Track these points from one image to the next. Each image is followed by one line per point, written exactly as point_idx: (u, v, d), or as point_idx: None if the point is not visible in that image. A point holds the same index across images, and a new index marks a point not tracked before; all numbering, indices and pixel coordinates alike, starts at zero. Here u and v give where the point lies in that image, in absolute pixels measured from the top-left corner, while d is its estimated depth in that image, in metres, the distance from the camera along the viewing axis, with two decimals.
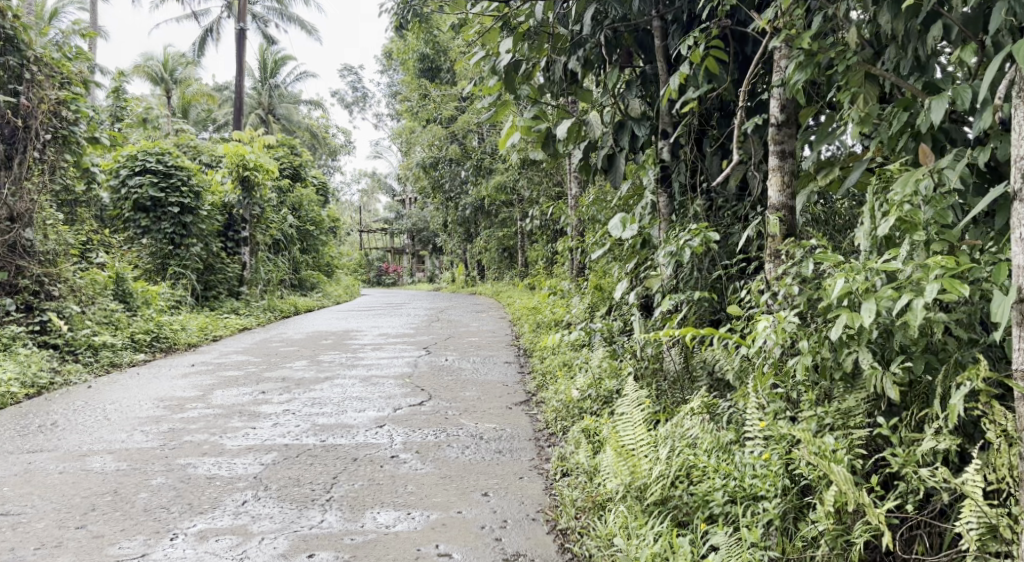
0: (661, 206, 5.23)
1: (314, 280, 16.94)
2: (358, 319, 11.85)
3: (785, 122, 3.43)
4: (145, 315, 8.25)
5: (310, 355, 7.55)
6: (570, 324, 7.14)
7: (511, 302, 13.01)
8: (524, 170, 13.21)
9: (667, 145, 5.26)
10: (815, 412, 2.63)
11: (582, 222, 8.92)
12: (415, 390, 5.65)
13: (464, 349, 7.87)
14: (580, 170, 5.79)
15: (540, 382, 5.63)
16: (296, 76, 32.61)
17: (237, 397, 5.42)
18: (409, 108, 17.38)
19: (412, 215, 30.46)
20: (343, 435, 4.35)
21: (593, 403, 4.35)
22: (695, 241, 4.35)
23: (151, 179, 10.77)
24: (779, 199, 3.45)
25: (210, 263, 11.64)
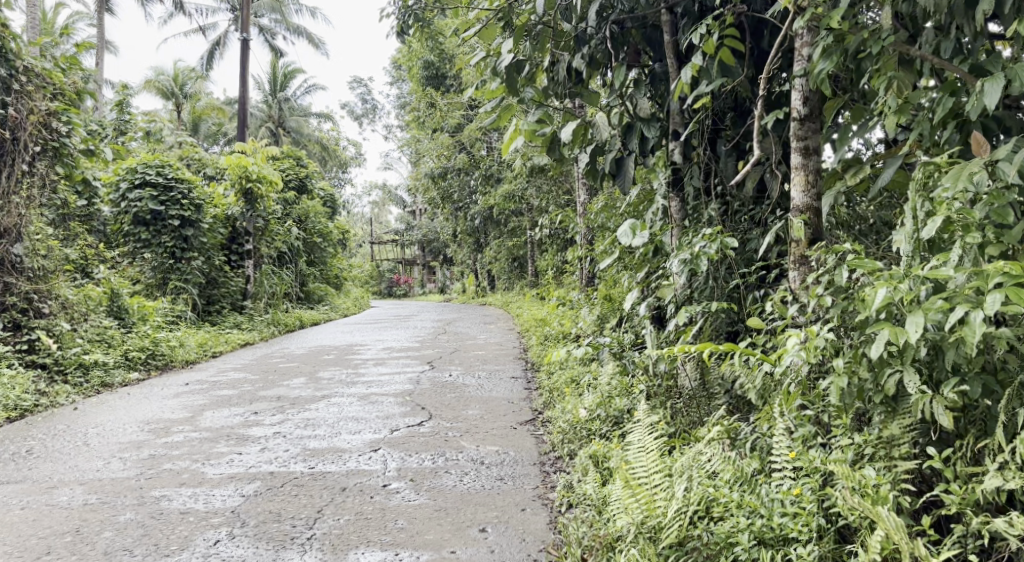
0: (674, 211, 4.96)
1: (321, 292, 16.70)
2: (364, 332, 11.57)
3: (808, 116, 3.11)
4: (141, 331, 8.02)
5: (309, 371, 7.27)
6: (578, 336, 6.82)
7: (521, 313, 12.70)
8: (533, 179, 12.92)
9: (679, 146, 4.98)
10: (852, 441, 2.31)
11: (591, 230, 8.61)
12: (415, 409, 5.35)
13: (469, 363, 7.57)
14: (587, 175, 5.51)
15: (546, 399, 5.32)
16: (305, 89, 32.55)
17: (228, 419, 5.15)
18: (417, 117, 17.15)
19: (422, 225, 30.23)
20: (334, 461, 4.06)
21: (603, 425, 4.04)
22: (711, 249, 4.06)
23: (150, 193, 10.56)
24: (803, 200, 3.13)
25: (213, 277, 11.42)
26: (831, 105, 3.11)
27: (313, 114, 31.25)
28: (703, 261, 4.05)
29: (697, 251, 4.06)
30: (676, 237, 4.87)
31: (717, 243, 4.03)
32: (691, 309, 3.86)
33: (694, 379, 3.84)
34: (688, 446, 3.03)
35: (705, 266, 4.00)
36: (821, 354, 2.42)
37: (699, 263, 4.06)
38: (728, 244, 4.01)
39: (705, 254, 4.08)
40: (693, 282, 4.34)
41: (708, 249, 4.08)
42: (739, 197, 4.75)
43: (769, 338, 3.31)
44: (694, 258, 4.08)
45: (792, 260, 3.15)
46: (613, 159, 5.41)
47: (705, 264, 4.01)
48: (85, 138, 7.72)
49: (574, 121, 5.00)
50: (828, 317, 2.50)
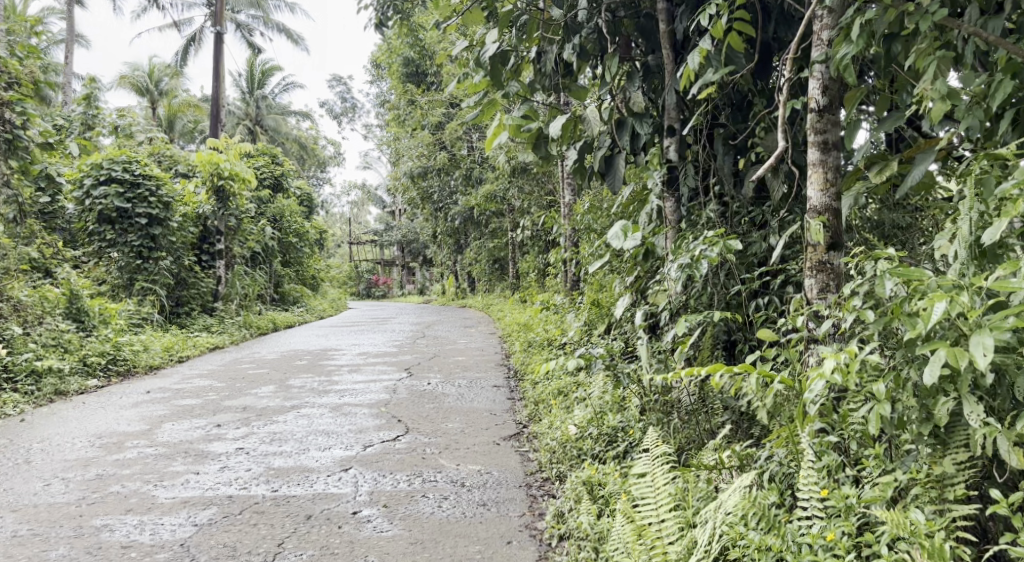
0: (670, 212, 4.66)
1: (296, 294, 16.25)
2: (340, 336, 11.16)
3: (828, 107, 2.81)
4: (102, 335, 7.57)
5: (280, 378, 6.89)
6: (563, 343, 6.52)
7: (503, 317, 12.36)
8: (515, 179, 12.60)
9: (673, 144, 4.67)
10: (896, 478, 2.05)
11: (576, 232, 8.32)
12: (390, 423, 5.00)
13: (449, 370, 7.24)
14: (575, 173, 5.22)
15: (532, 412, 5.01)
16: (284, 86, 31.99)
17: (188, 433, 4.75)
18: (396, 116, 16.75)
19: (402, 226, 29.75)
20: (299, 483, 3.71)
21: (595, 444, 3.72)
22: (716, 252, 3.73)
23: (116, 189, 10.09)
24: (821, 199, 2.82)
25: (182, 277, 10.96)
26: (853, 95, 2.81)
27: (290, 112, 30.71)
28: (705, 266, 3.73)
29: (699, 255, 3.74)
30: (672, 240, 4.57)
31: (720, 246, 3.71)
32: (692, 318, 3.54)
33: (693, 394, 3.55)
34: (697, 474, 2.73)
35: (707, 271, 3.69)
36: (856, 379, 2.14)
37: (700, 267, 3.73)
38: (734, 247, 3.69)
39: (707, 258, 3.75)
40: (692, 289, 4.03)
41: (711, 251, 3.76)
42: (738, 199, 4.46)
43: (782, 354, 3.01)
44: (695, 262, 3.76)
45: (808, 267, 2.85)
46: (603, 158, 5.08)
47: (707, 271, 3.68)
48: (44, 131, 7.30)
49: (563, 115, 4.76)
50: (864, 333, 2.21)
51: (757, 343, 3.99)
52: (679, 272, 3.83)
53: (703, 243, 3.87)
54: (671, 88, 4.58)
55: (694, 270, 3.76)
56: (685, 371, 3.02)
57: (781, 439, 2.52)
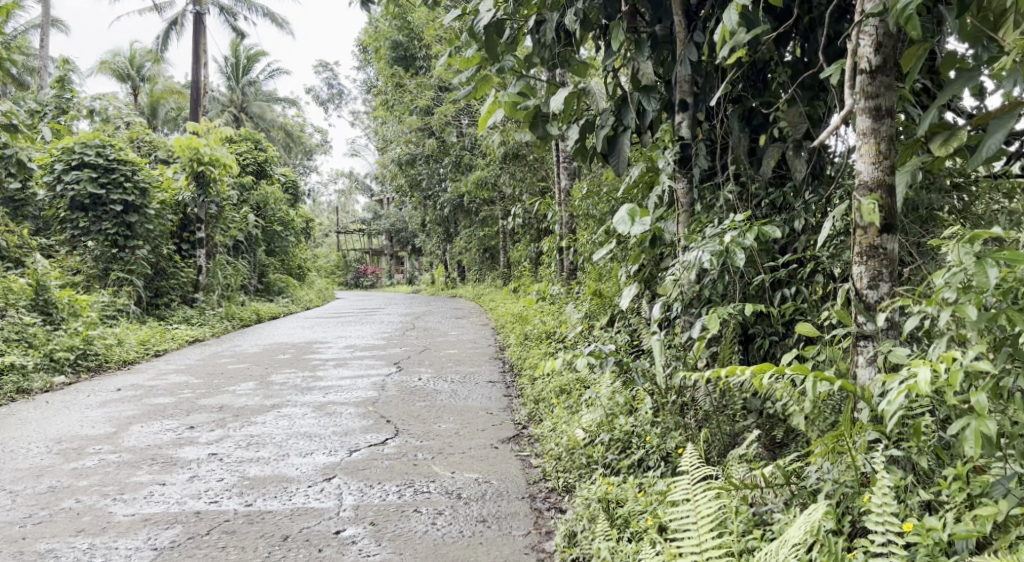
0: (682, 194, 4.24)
1: (282, 284, 15.80)
2: (327, 328, 10.74)
3: (882, 68, 2.41)
4: (71, 328, 7.13)
5: (261, 374, 6.50)
6: (563, 336, 6.15)
7: (495, 308, 11.96)
8: (507, 165, 12.19)
9: (685, 120, 4.30)
10: (995, 506, 1.92)
11: (573, 218, 7.95)
12: (379, 424, 4.61)
13: (440, 364, 6.86)
14: (576, 154, 4.91)
15: (532, 411, 4.66)
16: (269, 73, 31.36)
17: (157, 436, 4.34)
18: (384, 101, 16.27)
19: (390, 215, 29.23)
20: (275, 496, 3.32)
21: (607, 452, 3.37)
22: (749, 240, 3.34)
23: (89, 174, 9.61)
24: (874, 174, 2.44)
25: (161, 267, 10.52)
26: (911, 52, 2.42)
27: (276, 99, 30.08)
28: (739, 255, 3.33)
29: (730, 243, 3.34)
30: (685, 226, 4.18)
31: (754, 233, 3.32)
32: (722, 313, 3.15)
33: (714, 395, 3.18)
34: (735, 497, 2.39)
35: (741, 263, 3.30)
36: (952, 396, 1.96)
37: (731, 257, 3.33)
38: (770, 235, 3.30)
39: (741, 246, 3.35)
40: (710, 279, 3.63)
41: (742, 239, 3.37)
42: (758, 179, 4.09)
43: (825, 353, 2.66)
44: (724, 250, 3.36)
45: (857, 253, 2.49)
46: (606, 138, 4.69)
47: (741, 261, 3.29)
48: (7, 111, 6.84)
49: (565, 89, 4.48)
50: (941, 341, 2.09)
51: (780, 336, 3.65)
52: (702, 262, 3.40)
53: (730, 229, 3.49)
54: (684, 58, 4.18)
55: (722, 259, 3.37)
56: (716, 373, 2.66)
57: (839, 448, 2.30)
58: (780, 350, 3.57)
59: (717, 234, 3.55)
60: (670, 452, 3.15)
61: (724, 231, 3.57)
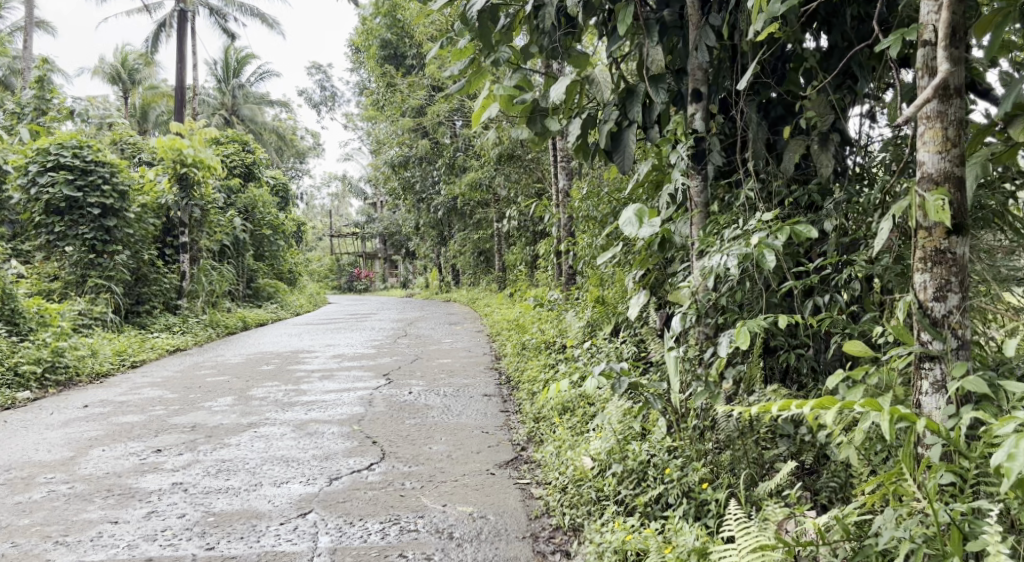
0: (695, 192, 3.87)
1: (271, 289, 15.36)
2: (316, 335, 10.30)
3: (950, 39, 2.03)
4: (40, 339, 6.68)
5: (241, 388, 6.09)
6: (564, 346, 5.77)
7: (491, 314, 11.53)
8: (502, 166, 11.80)
9: (698, 112, 3.91)
10: None
11: (572, 220, 7.57)
12: (364, 445, 4.22)
13: (433, 375, 6.47)
14: (577, 152, 4.54)
15: (531, 430, 4.27)
16: (261, 75, 30.94)
17: (118, 462, 3.94)
18: (375, 100, 15.84)
19: (384, 219, 28.77)
20: (242, 537, 2.93)
21: (620, 486, 2.99)
22: (781, 242, 2.95)
23: (64, 176, 9.17)
24: (938, 165, 2.07)
25: (143, 273, 10.09)
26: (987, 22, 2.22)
27: (268, 101, 29.60)
28: (772, 258, 2.93)
29: (760, 246, 2.95)
30: (698, 228, 3.80)
31: (787, 234, 2.93)
32: (752, 327, 2.74)
33: (737, 419, 2.87)
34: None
35: (775, 268, 2.90)
36: None
37: (763, 261, 2.94)
38: (807, 236, 2.91)
39: (772, 248, 2.96)
40: (729, 285, 3.24)
41: (772, 241, 2.98)
42: (779, 176, 3.71)
43: (878, 376, 2.31)
44: (752, 253, 2.97)
45: (919, 258, 2.11)
46: (609, 133, 4.32)
47: (774, 266, 2.90)
48: None
49: (567, 76, 4.09)
50: None
51: (805, 347, 3.30)
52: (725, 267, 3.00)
53: (758, 230, 3.10)
54: (699, 43, 3.77)
55: (750, 264, 2.98)
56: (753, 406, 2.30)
57: (898, 492, 2.05)
58: (808, 367, 3.20)
59: (743, 236, 3.17)
60: (693, 487, 2.79)
61: (749, 232, 3.19)
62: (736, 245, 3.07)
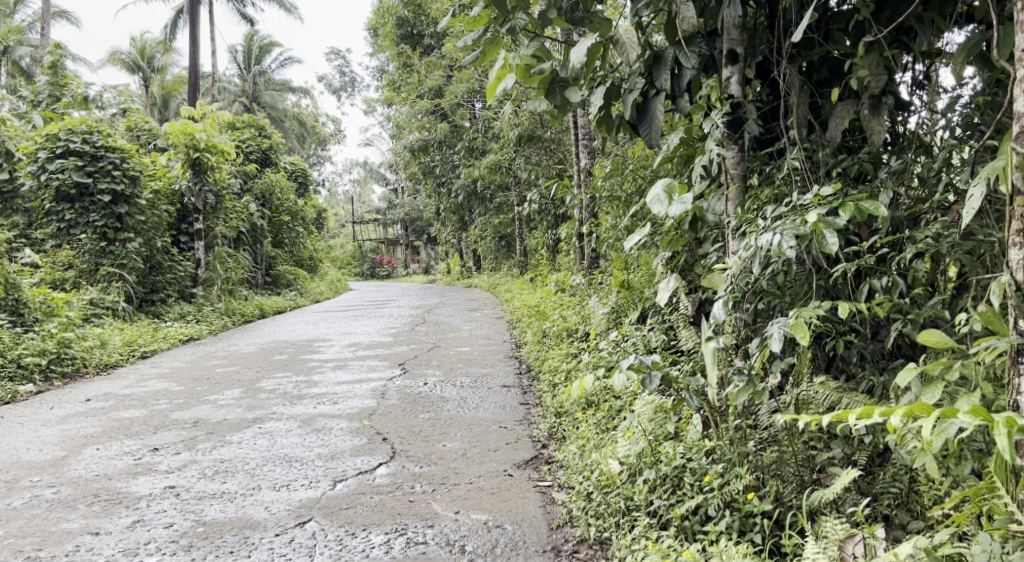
0: (731, 164, 3.49)
1: (291, 276, 15.15)
2: (333, 323, 10.05)
3: None
4: (45, 330, 6.47)
5: (250, 380, 5.83)
6: (589, 334, 5.42)
7: (511, 299, 11.20)
8: (522, 147, 11.43)
9: (734, 75, 3.49)
10: None
11: (595, 200, 7.19)
12: (373, 443, 3.93)
13: (450, 365, 6.16)
14: (598, 125, 4.15)
15: (552, 424, 3.96)
16: (280, 62, 30.77)
17: (110, 463, 3.68)
18: (393, 82, 15.49)
19: (405, 204, 28.50)
20: (231, 553, 2.66)
21: (652, 495, 2.67)
22: (842, 219, 2.59)
23: (74, 162, 8.92)
24: None
25: (156, 261, 9.89)
26: None
27: (289, 88, 29.41)
28: (832, 237, 2.58)
29: (816, 225, 2.59)
30: (735, 204, 3.44)
31: (850, 210, 2.57)
32: (808, 318, 2.46)
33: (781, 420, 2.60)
34: None
35: (837, 248, 2.55)
36: None
37: (822, 241, 2.58)
38: (873, 212, 2.56)
39: (831, 227, 2.60)
40: (772, 269, 2.88)
41: (831, 218, 2.62)
42: (825, 145, 3.33)
43: (959, 370, 1.98)
44: (808, 233, 2.60)
45: (1015, 232, 1.83)
46: (634, 104, 3.97)
47: (835, 246, 2.54)
48: None
49: (588, 39, 3.72)
50: None
51: (855, 332, 2.98)
52: (776, 248, 2.64)
53: (814, 206, 2.74)
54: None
55: (805, 245, 2.63)
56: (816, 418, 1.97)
57: (989, 511, 1.84)
58: (858, 355, 2.92)
59: (796, 213, 2.82)
60: (736, 497, 2.47)
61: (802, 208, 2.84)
62: (787, 222, 2.70)
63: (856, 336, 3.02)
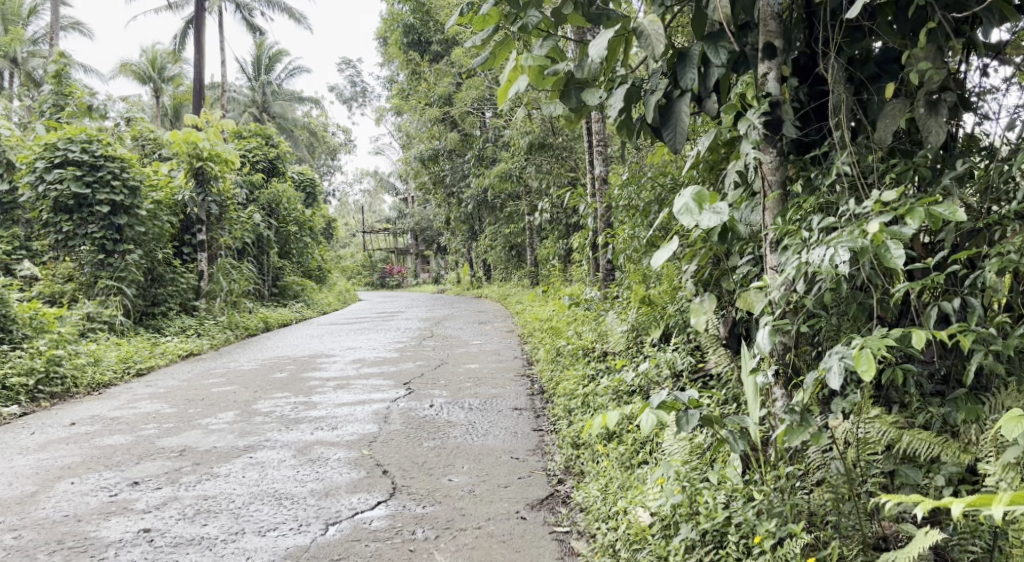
0: (768, 169, 3.10)
1: (298, 287, 14.86)
2: (338, 336, 9.74)
3: None
4: (34, 348, 6.15)
5: (246, 401, 5.50)
6: (606, 353, 5.07)
7: (522, 312, 10.85)
8: (533, 155, 11.10)
9: (771, 72, 3.12)
10: None
11: (610, 210, 6.83)
12: (371, 477, 3.57)
13: (458, 384, 5.81)
14: (618, 128, 3.79)
15: (569, 455, 3.62)
16: (291, 72, 30.63)
17: (82, 500, 3.34)
18: (402, 91, 15.21)
19: (415, 213, 28.16)
20: None
21: (690, 554, 2.36)
22: (910, 230, 2.28)
23: (72, 172, 8.62)
24: None
25: (157, 272, 9.61)
26: None
27: (298, 98, 29.22)
28: (896, 249, 2.27)
29: (879, 236, 2.29)
30: (772, 215, 3.07)
31: (918, 217, 2.26)
32: (875, 348, 2.12)
33: (841, 464, 2.29)
34: None
35: (903, 262, 2.24)
36: None
37: (885, 254, 2.28)
38: (947, 220, 2.24)
39: (896, 239, 2.29)
40: (820, 288, 2.52)
41: (896, 229, 2.31)
42: (874, 148, 2.96)
43: None
44: (869, 246, 2.29)
45: None
46: (656, 106, 3.58)
47: (901, 259, 2.24)
48: None
49: (610, 30, 3.29)
50: None
51: (913, 358, 2.65)
52: (830, 263, 2.34)
53: (876, 214, 2.43)
54: None
55: (865, 259, 2.32)
56: (921, 501, 1.66)
57: None
58: (914, 384, 2.58)
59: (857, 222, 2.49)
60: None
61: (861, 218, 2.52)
62: (845, 233, 2.41)
63: (911, 360, 2.67)
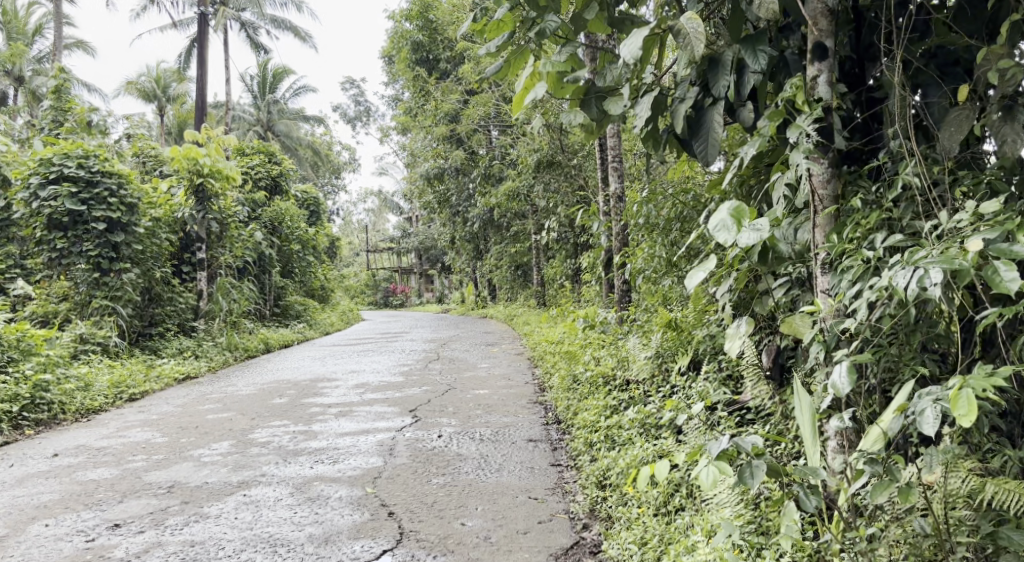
0: (819, 182, 2.76)
1: (299, 307, 14.56)
2: (341, 359, 9.41)
3: None
4: (19, 372, 5.83)
5: (241, 430, 5.17)
6: (627, 382, 4.73)
7: (530, 334, 10.51)
8: (542, 173, 10.79)
9: (824, 75, 2.80)
10: None
11: (626, 228, 6.52)
12: (376, 520, 3.23)
13: (467, 412, 5.47)
14: (645, 139, 3.46)
15: (592, 498, 3.28)
16: (296, 91, 30.50)
17: (55, 547, 3.02)
18: (408, 108, 14.96)
19: (420, 233, 27.88)
20: None
21: None
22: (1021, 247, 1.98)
23: (67, 188, 8.33)
24: None
25: (155, 292, 9.32)
26: None
27: (303, 117, 29.06)
28: (1006, 270, 1.98)
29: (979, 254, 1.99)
30: (823, 232, 2.74)
31: None
32: (977, 390, 1.80)
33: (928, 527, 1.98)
34: None
35: (1014, 283, 1.94)
36: None
37: (993, 276, 1.98)
38: None
39: (1004, 257, 1.99)
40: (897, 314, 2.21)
41: (1003, 246, 2.02)
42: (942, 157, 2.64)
43: None
44: (969, 266, 1.99)
45: None
46: (685, 117, 3.26)
47: (1014, 281, 1.94)
48: None
49: (643, 28, 2.98)
50: None
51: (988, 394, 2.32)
52: (919, 285, 2.03)
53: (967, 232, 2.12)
54: None
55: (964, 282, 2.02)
56: None
57: None
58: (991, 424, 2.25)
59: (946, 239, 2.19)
60: None
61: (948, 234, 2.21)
62: (932, 253, 2.10)
63: None
